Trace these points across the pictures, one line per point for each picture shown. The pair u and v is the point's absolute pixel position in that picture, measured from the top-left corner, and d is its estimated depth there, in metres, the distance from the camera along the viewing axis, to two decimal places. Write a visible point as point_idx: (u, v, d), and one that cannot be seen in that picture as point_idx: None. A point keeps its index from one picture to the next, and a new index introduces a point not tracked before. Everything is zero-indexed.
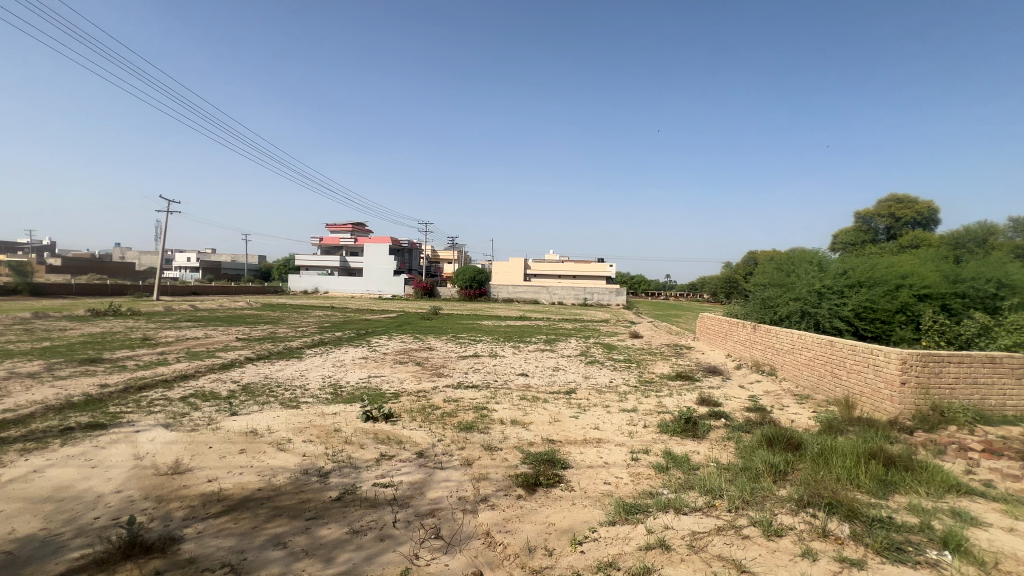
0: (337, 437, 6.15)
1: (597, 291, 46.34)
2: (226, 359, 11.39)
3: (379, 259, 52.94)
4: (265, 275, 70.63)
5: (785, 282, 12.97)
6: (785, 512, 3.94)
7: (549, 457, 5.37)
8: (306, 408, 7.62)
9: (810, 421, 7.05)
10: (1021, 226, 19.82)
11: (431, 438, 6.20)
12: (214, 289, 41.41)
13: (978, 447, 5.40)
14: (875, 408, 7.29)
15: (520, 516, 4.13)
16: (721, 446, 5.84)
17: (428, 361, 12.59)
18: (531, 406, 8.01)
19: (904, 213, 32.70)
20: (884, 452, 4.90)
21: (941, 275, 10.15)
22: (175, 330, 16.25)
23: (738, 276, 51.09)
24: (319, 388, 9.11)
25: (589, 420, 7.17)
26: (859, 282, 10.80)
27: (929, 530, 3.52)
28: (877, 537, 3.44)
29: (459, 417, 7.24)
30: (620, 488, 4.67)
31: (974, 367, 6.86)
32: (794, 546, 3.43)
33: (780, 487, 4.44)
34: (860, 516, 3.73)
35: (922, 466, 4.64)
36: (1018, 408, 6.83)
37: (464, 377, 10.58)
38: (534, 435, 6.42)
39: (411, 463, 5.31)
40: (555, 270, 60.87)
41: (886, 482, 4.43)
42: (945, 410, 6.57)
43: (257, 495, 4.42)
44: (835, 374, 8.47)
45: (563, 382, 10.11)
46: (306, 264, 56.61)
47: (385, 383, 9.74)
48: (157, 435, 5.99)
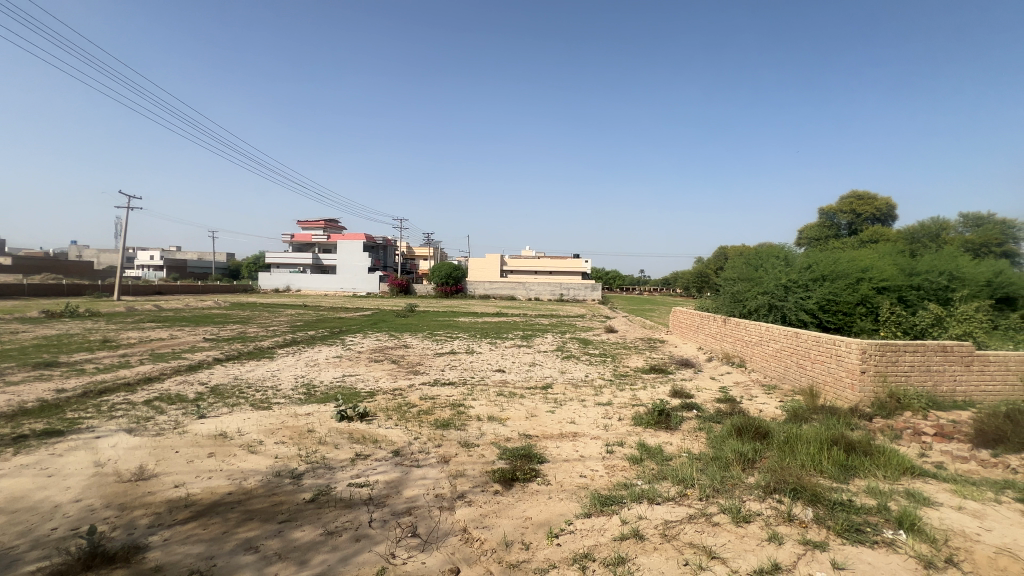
0: (311, 438, 6.04)
1: (573, 286, 46.69)
2: (192, 361, 11.02)
3: (353, 256, 52.14)
4: (233, 275, 68.13)
5: (753, 276, 13.35)
6: (753, 498, 4.08)
7: (526, 453, 5.41)
8: (278, 409, 7.45)
9: (777, 410, 7.31)
10: (970, 220, 21.01)
11: (407, 437, 6.15)
12: (180, 288, 39.82)
13: (931, 432, 5.70)
14: (837, 396, 7.60)
15: (498, 512, 4.15)
16: (693, 437, 5.99)
17: (404, 359, 12.48)
18: (508, 402, 8.05)
19: (865, 209, 34.10)
20: (845, 438, 5.11)
21: (898, 269, 10.65)
22: (138, 331, 15.59)
23: (709, 270, 52.11)
24: (292, 388, 8.92)
25: (565, 414, 7.27)
26: (823, 276, 11.19)
27: (886, 510, 3.71)
28: (839, 520, 3.60)
29: (435, 415, 7.21)
30: (596, 480, 4.74)
31: (928, 356, 7.22)
32: (762, 531, 3.55)
33: (748, 475, 4.60)
34: (822, 500, 3.89)
35: (879, 450, 4.87)
36: (967, 393, 7.25)
37: (441, 374, 10.55)
38: (511, 431, 6.45)
39: (387, 463, 5.26)
40: (532, 266, 61.18)
41: (847, 467, 4.63)
42: (901, 397, 6.90)
43: (228, 499, 4.31)
44: (800, 365, 8.79)
45: (539, 378, 10.17)
46: (277, 262, 55.19)
47: (360, 382, 9.62)
48: (119, 440, 5.76)
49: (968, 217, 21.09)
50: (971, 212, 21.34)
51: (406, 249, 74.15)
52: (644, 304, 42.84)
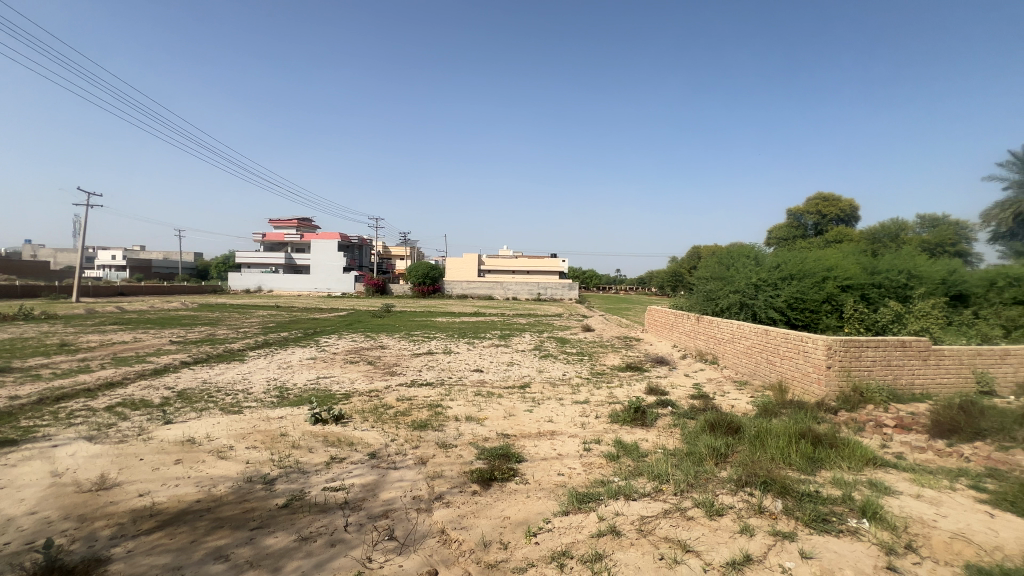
0: (284, 442, 5.91)
1: (551, 286, 46.93)
2: (158, 364, 10.62)
3: (327, 256, 51.16)
4: (201, 275, 66.23)
5: (724, 275, 13.67)
6: (725, 492, 4.19)
7: (504, 452, 5.41)
8: (249, 412, 7.25)
9: (748, 406, 7.53)
10: (926, 222, 22.03)
11: (384, 438, 6.07)
12: (144, 288, 38.33)
13: (891, 423, 5.95)
14: (804, 391, 7.86)
15: (476, 512, 4.14)
16: (668, 433, 6.11)
17: (380, 360, 12.32)
18: (486, 402, 8.03)
19: (830, 210, 35.31)
20: (812, 432, 5.29)
21: (861, 268, 11.09)
22: (98, 334, 14.92)
23: (683, 270, 53.05)
24: (264, 391, 8.69)
25: (543, 413, 7.30)
26: (791, 274, 11.55)
27: (850, 500, 3.85)
28: (806, 510, 3.72)
29: (412, 416, 7.13)
30: (573, 478, 4.78)
31: (888, 352, 7.54)
32: (734, 523, 3.64)
33: (721, 469, 4.71)
34: (791, 492, 4.02)
35: (844, 442, 5.05)
36: (925, 386, 7.61)
37: (418, 375, 10.46)
38: (489, 431, 6.43)
39: (363, 465, 5.18)
40: (509, 266, 61.23)
41: (815, 459, 4.79)
42: (864, 391, 7.19)
43: (195, 508, 4.17)
44: (770, 361, 9.05)
45: (517, 377, 10.19)
46: (248, 262, 53.74)
47: (335, 383, 9.46)
48: (79, 448, 5.51)
49: (925, 218, 22.15)
50: (927, 214, 22.40)
51: (382, 249, 73.18)
52: (620, 304, 42.98)
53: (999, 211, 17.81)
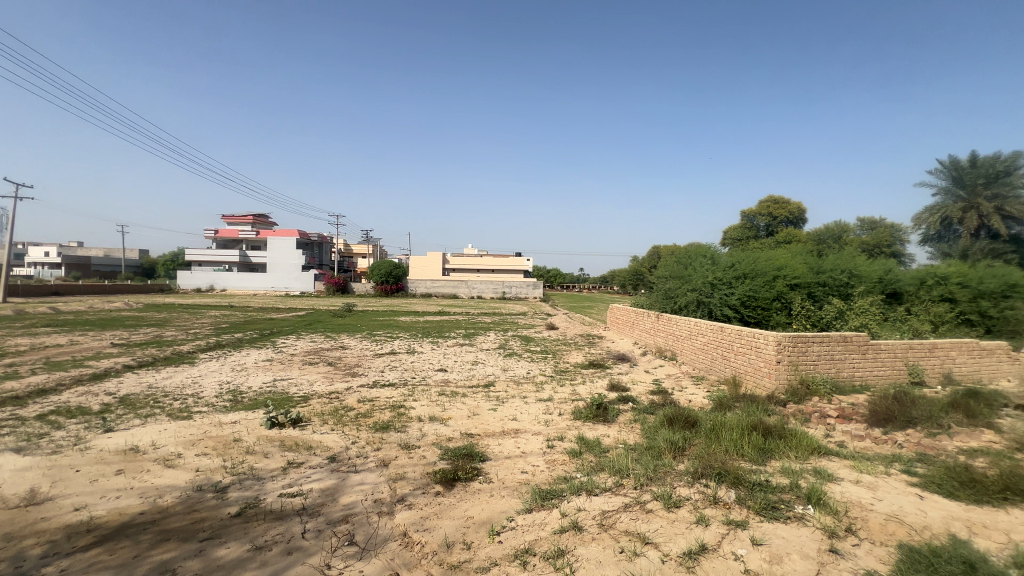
0: (238, 448, 5.65)
1: (515, 284, 47.13)
2: (98, 369, 9.95)
3: (285, 253, 49.36)
4: (147, 274, 62.54)
5: (682, 274, 14.06)
6: (683, 484, 4.33)
7: (468, 452, 5.39)
8: (200, 418, 6.90)
9: (704, 400, 7.81)
10: (866, 224, 23.53)
11: (344, 441, 5.92)
12: (83, 288, 35.76)
13: (834, 414, 6.32)
14: (756, 384, 8.23)
15: (439, 513, 4.09)
16: (629, 429, 6.25)
17: (341, 360, 12.01)
18: (450, 401, 7.97)
19: (780, 213, 37.15)
20: (763, 424, 5.54)
21: (808, 267, 11.72)
22: (29, 337, 13.81)
23: (644, 270, 54.49)
24: (216, 395, 8.29)
25: (507, 412, 7.31)
26: (744, 274, 12.00)
27: (797, 488, 4.06)
28: (757, 499, 3.89)
29: (374, 418, 6.99)
30: (537, 476, 4.81)
31: (832, 347, 8.00)
32: (691, 514, 3.77)
33: (679, 462, 4.86)
34: (743, 482, 4.19)
35: (792, 433, 5.32)
36: (864, 378, 8.13)
37: (381, 375, 10.26)
38: (453, 431, 6.38)
39: (322, 469, 5.03)
40: (474, 264, 61.05)
41: (765, 450, 5.02)
42: (810, 384, 7.61)
43: (139, 520, 3.92)
44: (725, 356, 9.41)
45: (481, 376, 10.17)
46: (199, 260, 51.13)
47: (293, 386, 9.14)
48: (5, 461, 5.08)
49: (865, 221, 23.62)
50: (866, 217, 23.94)
51: (343, 246, 71.29)
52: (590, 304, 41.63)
53: (928, 215, 19.16)
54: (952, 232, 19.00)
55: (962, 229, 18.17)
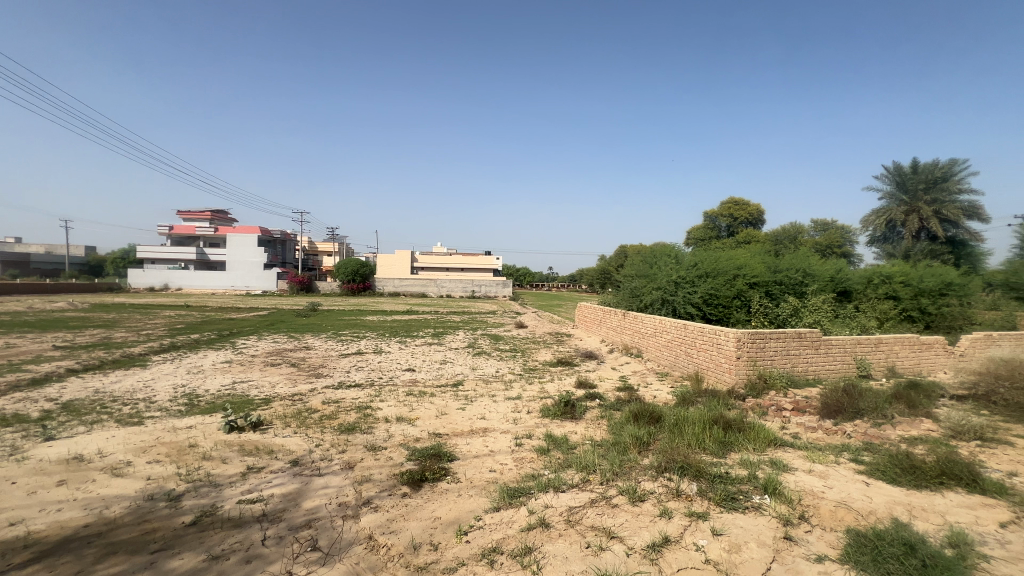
0: (193, 454, 5.41)
1: (485, 283, 47.06)
2: (38, 373, 9.31)
3: (245, 251, 47.57)
4: (94, 272, 59.02)
5: (648, 273, 14.31)
6: (647, 478, 4.43)
7: (435, 452, 5.33)
8: (152, 423, 6.56)
9: (669, 395, 8.02)
10: (819, 225, 24.73)
11: (308, 444, 5.75)
12: (21, 287, 33.33)
13: (789, 407, 6.61)
14: (718, 379, 8.51)
15: (406, 515, 4.04)
16: (596, 425, 6.35)
17: (305, 361, 11.67)
18: (418, 401, 7.87)
19: (740, 214, 38.52)
20: (723, 418, 5.73)
21: (765, 267, 12.24)
22: None
23: (611, 269, 55.41)
24: (169, 399, 7.90)
25: (476, 411, 7.29)
26: (706, 273, 12.26)
27: (755, 479, 4.23)
28: (718, 491, 4.03)
29: (340, 419, 6.82)
30: (505, 474, 4.82)
31: (787, 342, 8.35)
32: (655, 508, 3.86)
33: (644, 456, 4.97)
34: (705, 474, 4.33)
35: (750, 426, 5.53)
36: (817, 372, 8.54)
37: (346, 376, 10.03)
38: (421, 431, 6.31)
39: (284, 474, 4.87)
40: (443, 263, 60.56)
41: (725, 443, 5.19)
42: (767, 378, 7.94)
43: (82, 534, 3.69)
44: (688, 353, 9.68)
45: (450, 375, 10.10)
46: (151, 257, 48.63)
47: (254, 388, 8.82)
48: None
49: (818, 222, 24.76)
50: (820, 219, 25.14)
51: (307, 243, 69.27)
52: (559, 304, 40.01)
53: (875, 217, 20.28)
54: (896, 233, 20.22)
55: (905, 231, 19.40)
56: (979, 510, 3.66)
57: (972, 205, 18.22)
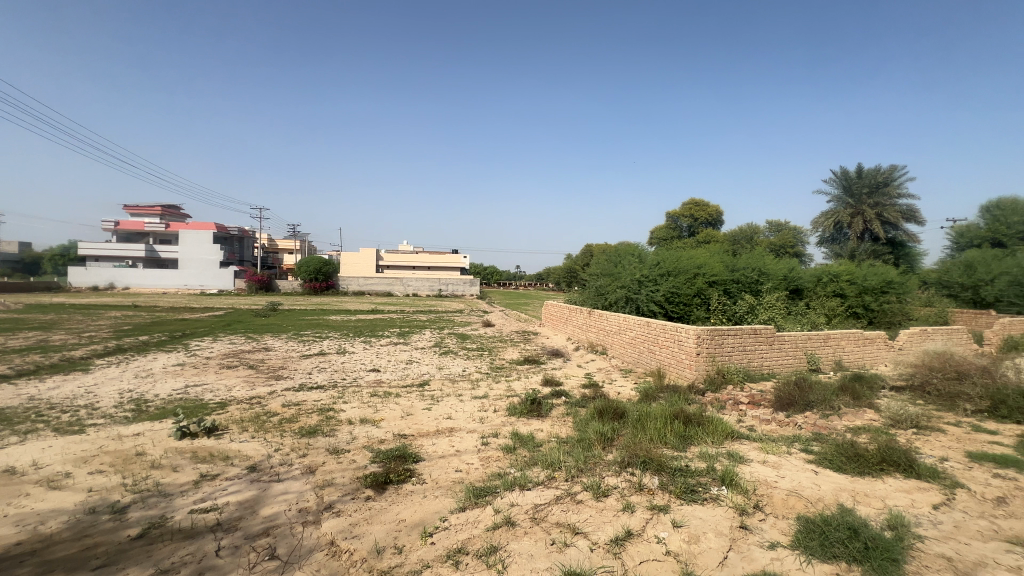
0: (141, 462, 5.11)
1: (452, 281, 46.75)
2: None
3: (199, 248, 45.40)
4: (29, 270, 54.98)
5: (613, 271, 14.57)
6: (611, 473, 4.51)
7: (400, 453, 5.25)
8: (94, 431, 6.15)
9: (632, 392, 8.19)
10: (773, 226, 25.86)
11: (266, 449, 5.54)
12: None
13: (746, 401, 6.88)
14: (679, 375, 8.77)
15: (369, 518, 3.95)
16: (561, 422, 6.41)
17: (264, 363, 11.25)
18: (382, 402, 7.73)
19: (700, 215, 39.77)
20: (684, 412, 5.90)
21: (724, 266, 12.72)
22: None
23: (578, 267, 56.12)
24: (115, 405, 7.44)
25: (442, 410, 7.23)
26: (668, 271, 12.61)
27: (713, 471, 4.37)
28: (678, 484, 4.14)
29: (300, 422, 6.61)
30: (471, 474, 4.79)
31: (744, 339, 8.70)
32: (618, 502, 3.93)
33: (608, 452, 5.06)
34: (666, 468, 4.44)
35: (709, 420, 5.72)
36: (771, 366, 8.93)
37: (308, 377, 9.73)
38: (385, 433, 6.19)
39: (240, 481, 4.68)
40: (409, 261, 59.74)
41: (685, 437, 5.36)
42: (725, 373, 8.24)
43: (13, 553, 3.42)
44: (651, 350, 9.92)
45: (416, 375, 9.97)
46: (94, 255, 45.69)
47: (208, 392, 8.43)
48: None
49: (773, 223, 25.91)
50: (774, 220, 26.29)
51: (267, 240, 66.76)
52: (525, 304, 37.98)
53: (823, 219, 21.35)
54: (843, 234, 21.39)
55: (851, 233, 20.57)
56: (915, 494, 3.92)
57: (910, 209, 19.51)
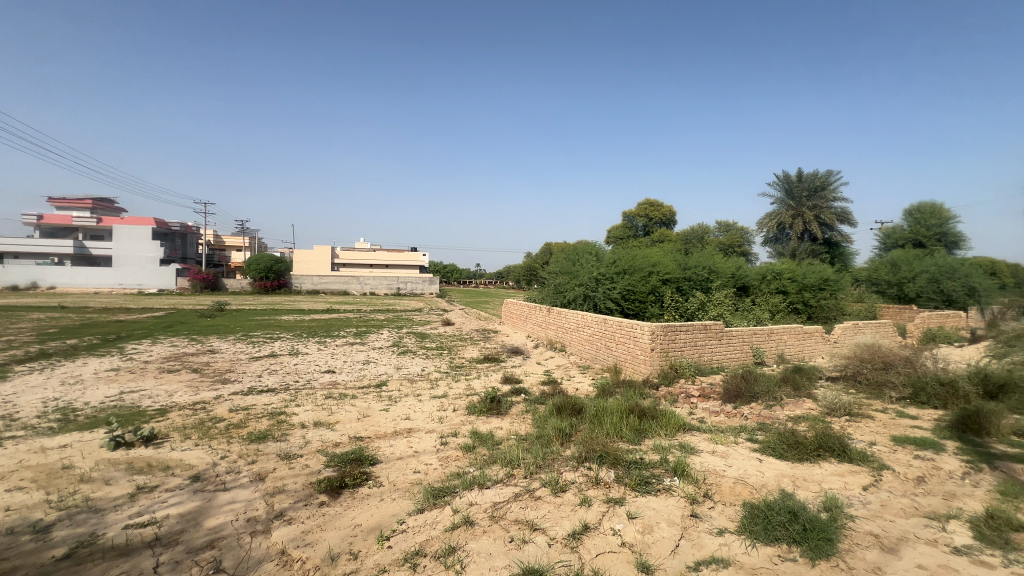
0: (68, 477, 4.72)
1: (410, 279, 46.07)
2: None
3: (136, 245, 42.42)
4: None
5: (571, 270, 14.74)
6: (569, 469, 4.58)
7: (356, 456, 5.11)
8: (13, 445, 5.62)
9: (590, 387, 8.36)
10: (723, 227, 27.03)
11: (211, 457, 5.25)
12: None
13: (697, 394, 7.17)
14: (634, 370, 9.02)
15: (323, 525, 3.83)
16: (520, 420, 6.44)
17: (210, 366, 10.65)
18: (338, 404, 7.50)
19: (655, 215, 40.97)
20: (639, 407, 6.07)
21: (676, 265, 13.18)
22: None
23: (537, 265, 56.63)
24: (38, 415, 6.83)
25: (400, 411, 7.11)
26: (624, 270, 12.88)
27: (666, 463, 4.53)
28: (633, 476, 4.26)
29: (249, 428, 6.31)
30: (429, 474, 4.74)
31: (695, 334, 9.04)
32: (575, 497, 4.00)
33: (566, 448, 5.13)
34: (621, 461, 4.56)
35: (662, 413, 5.92)
36: (720, 360, 9.35)
37: (258, 380, 9.31)
38: (341, 435, 6.02)
39: (182, 491, 4.41)
40: (366, 259, 58.28)
41: (640, 430, 5.52)
42: (678, 367, 8.55)
43: None
44: (608, 346, 10.15)
45: (373, 376, 9.73)
46: (13, 251, 41.74)
47: (146, 398, 7.89)
48: None
49: (722, 223, 27.03)
50: (723, 221, 27.50)
51: (212, 236, 63.21)
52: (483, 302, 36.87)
53: (767, 220, 22.54)
54: (785, 235, 22.62)
55: (792, 233, 21.77)
56: (848, 477, 4.22)
57: (844, 212, 20.93)
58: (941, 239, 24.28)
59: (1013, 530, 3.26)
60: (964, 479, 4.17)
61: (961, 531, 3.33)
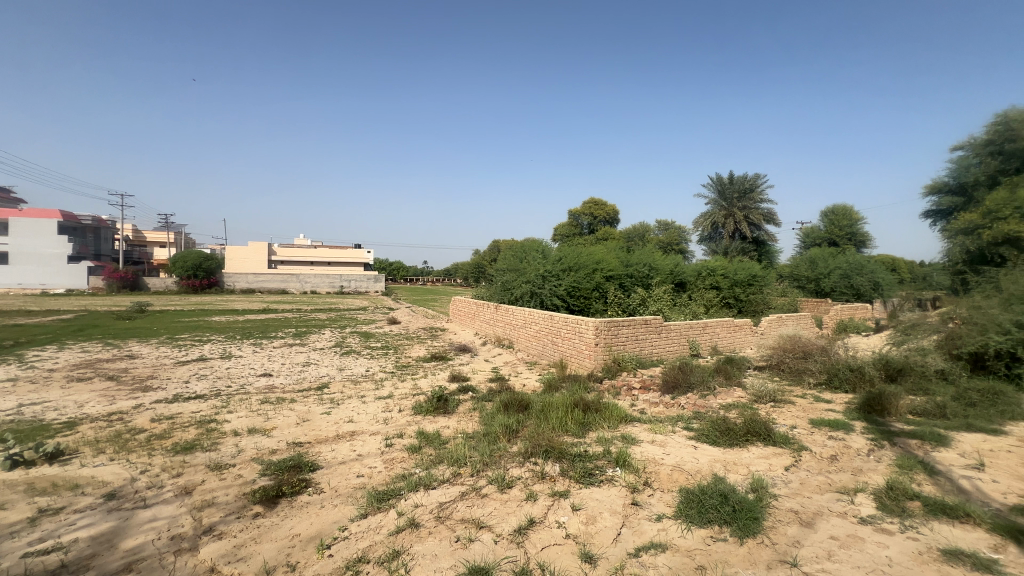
0: None
1: (354, 278, 44.61)
2: None
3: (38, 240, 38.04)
4: None
5: (518, 267, 14.82)
6: (516, 464, 4.61)
7: (295, 463, 4.88)
8: None
9: (536, 383, 8.48)
10: (662, 226, 28.24)
11: (129, 472, 4.82)
12: None
13: (638, 386, 7.46)
14: (579, 365, 9.24)
15: (257, 537, 3.62)
16: (468, 418, 6.42)
17: (128, 373, 9.76)
18: (275, 409, 7.12)
19: (599, 214, 42.05)
20: (583, 401, 6.22)
21: (619, 262, 13.64)
22: None
23: (485, 262, 56.59)
24: None
25: (342, 414, 6.86)
26: (570, 267, 13.13)
27: (609, 454, 4.67)
28: (578, 469, 4.37)
29: (175, 438, 5.84)
30: (373, 478, 4.61)
31: (636, 329, 9.41)
32: (522, 492, 4.04)
33: (512, 444, 5.17)
34: (566, 455, 4.65)
35: (606, 406, 6.10)
36: (659, 353, 9.78)
37: (185, 386, 8.64)
38: (278, 442, 5.72)
39: (95, 512, 4.01)
40: (307, 256, 55.71)
41: (585, 423, 5.66)
42: (620, 361, 8.85)
43: None
44: (554, 342, 10.33)
45: (314, 378, 9.33)
46: None
47: (52, 410, 7.10)
48: None
49: (661, 223, 28.22)
50: (663, 220, 28.74)
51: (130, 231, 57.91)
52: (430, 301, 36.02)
53: (702, 220, 23.79)
54: (718, 234, 23.80)
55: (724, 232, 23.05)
56: (772, 459, 4.55)
57: (770, 212, 22.53)
58: (851, 239, 26.75)
59: (908, 499, 3.65)
60: (869, 455, 4.62)
61: (867, 503, 3.68)
